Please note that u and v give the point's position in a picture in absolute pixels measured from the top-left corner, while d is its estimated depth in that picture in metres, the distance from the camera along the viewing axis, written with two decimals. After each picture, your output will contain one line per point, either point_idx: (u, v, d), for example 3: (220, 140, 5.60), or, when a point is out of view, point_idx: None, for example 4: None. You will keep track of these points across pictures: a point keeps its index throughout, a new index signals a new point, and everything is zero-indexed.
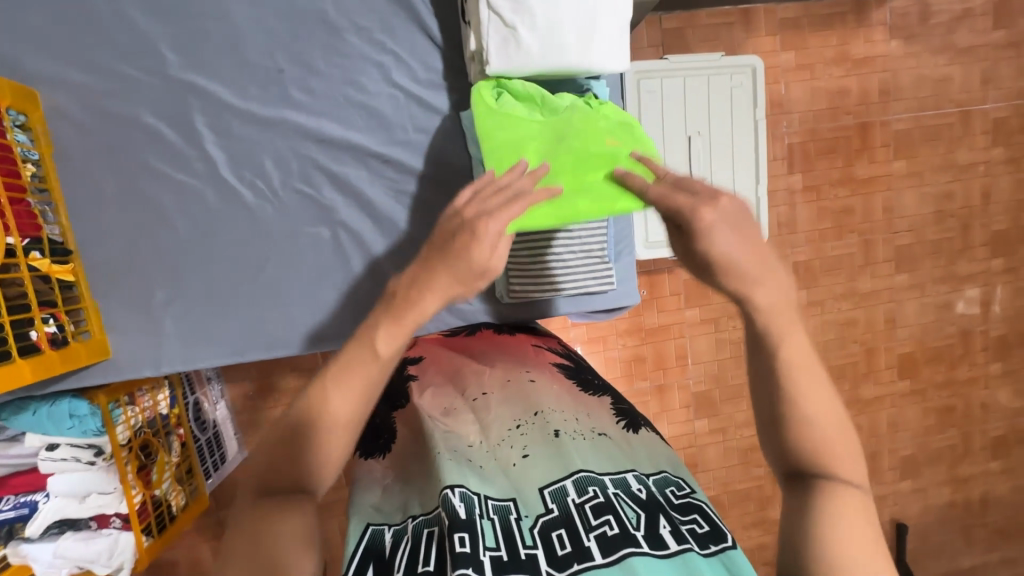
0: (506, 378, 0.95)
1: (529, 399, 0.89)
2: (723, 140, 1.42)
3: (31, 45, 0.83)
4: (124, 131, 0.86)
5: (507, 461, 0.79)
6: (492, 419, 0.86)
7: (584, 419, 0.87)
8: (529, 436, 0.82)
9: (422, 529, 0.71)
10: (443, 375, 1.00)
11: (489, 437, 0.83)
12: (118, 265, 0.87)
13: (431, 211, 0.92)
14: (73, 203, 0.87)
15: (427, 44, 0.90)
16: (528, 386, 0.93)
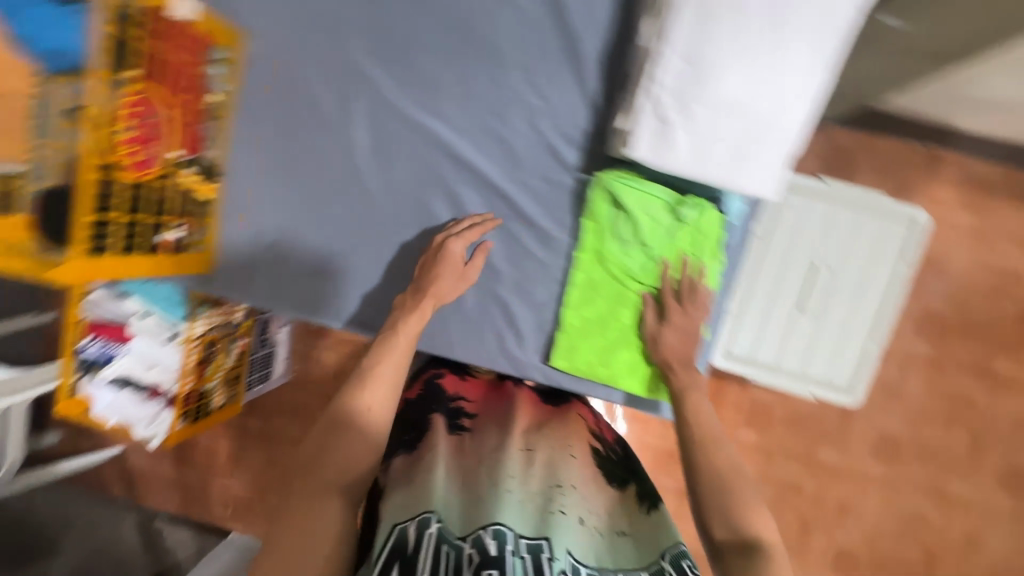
0: (556, 448, 0.89)
1: (568, 471, 0.84)
2: (852, 282, 1.29)
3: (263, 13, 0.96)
4: (301, 98, 0.98)
5: (544, 508, 0.77)
6: (539, 472, 0.83)
7: (608, 514, 0.82)
8: (566, 498, 0.79)
9: (440, 544, 0.67)
10: (499, 428, 0.92)
11: (529, 488, 0.80)
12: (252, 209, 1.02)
13: (527, 250, 0.94)
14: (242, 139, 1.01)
15: (581, 100, 0.89)
16: (567, 459, 0.87)
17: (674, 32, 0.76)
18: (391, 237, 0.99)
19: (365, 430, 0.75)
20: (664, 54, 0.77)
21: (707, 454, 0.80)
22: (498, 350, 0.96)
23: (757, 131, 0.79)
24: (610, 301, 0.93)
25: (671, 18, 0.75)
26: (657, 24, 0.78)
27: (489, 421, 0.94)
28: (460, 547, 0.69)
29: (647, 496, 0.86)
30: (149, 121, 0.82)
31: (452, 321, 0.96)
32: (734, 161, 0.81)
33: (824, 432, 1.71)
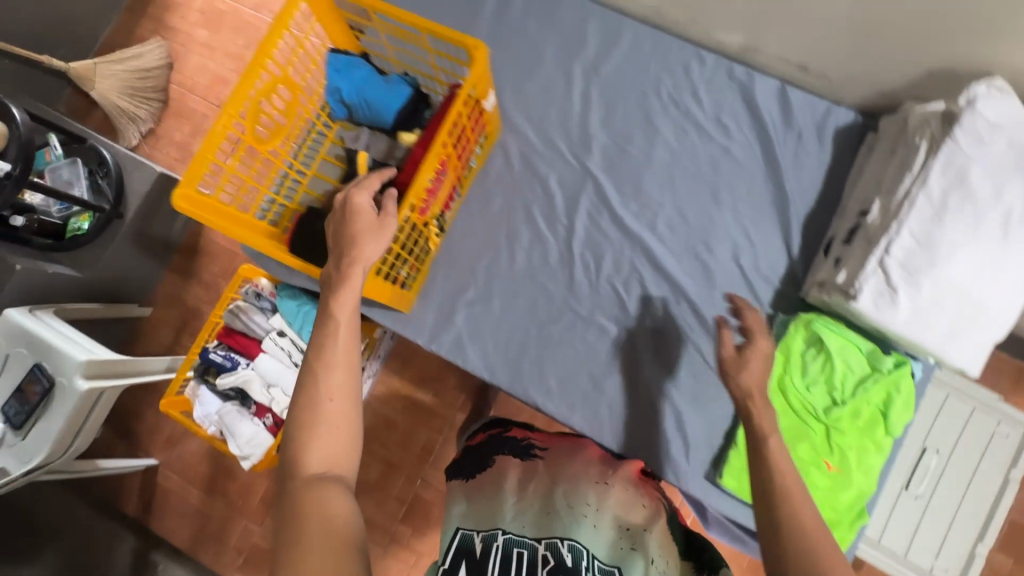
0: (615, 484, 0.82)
1: (639, 514, 0.78)
2: (961, 473, 1.31)
3: (521, 105, 1.06)
4: (532, 180, 1.04)
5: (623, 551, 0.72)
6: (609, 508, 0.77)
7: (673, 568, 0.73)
8: (644, 543, 0.74)
9: (512, 547, 0.71)
10: (569, 466, 0.83)
11: (603, 517, 0.76)
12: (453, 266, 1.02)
13: (708, 368, 0.96)
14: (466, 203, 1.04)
15: (780, 251, 0.98)
16: (635, 504, 0.79)
17: (914, 214, 0.79)
18: (576, 322, 0.99)
19: (331, 426, 0.64)
20: (901, 228, 0.80)
21: (774, 508, 0.61)
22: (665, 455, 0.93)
23: (988, 312, 0.78)
24: (791, 432, 0.90)
25: (913, 201, 0.80)
26: (890, 204, 0.83)
27: (561, 458, 0.85)
28: (535, 548, 0.71)
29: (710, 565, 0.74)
30: (437, 181, 0.90)
31: (618, 416, 0.95)
32: (956, 332, 0.78)
33: None
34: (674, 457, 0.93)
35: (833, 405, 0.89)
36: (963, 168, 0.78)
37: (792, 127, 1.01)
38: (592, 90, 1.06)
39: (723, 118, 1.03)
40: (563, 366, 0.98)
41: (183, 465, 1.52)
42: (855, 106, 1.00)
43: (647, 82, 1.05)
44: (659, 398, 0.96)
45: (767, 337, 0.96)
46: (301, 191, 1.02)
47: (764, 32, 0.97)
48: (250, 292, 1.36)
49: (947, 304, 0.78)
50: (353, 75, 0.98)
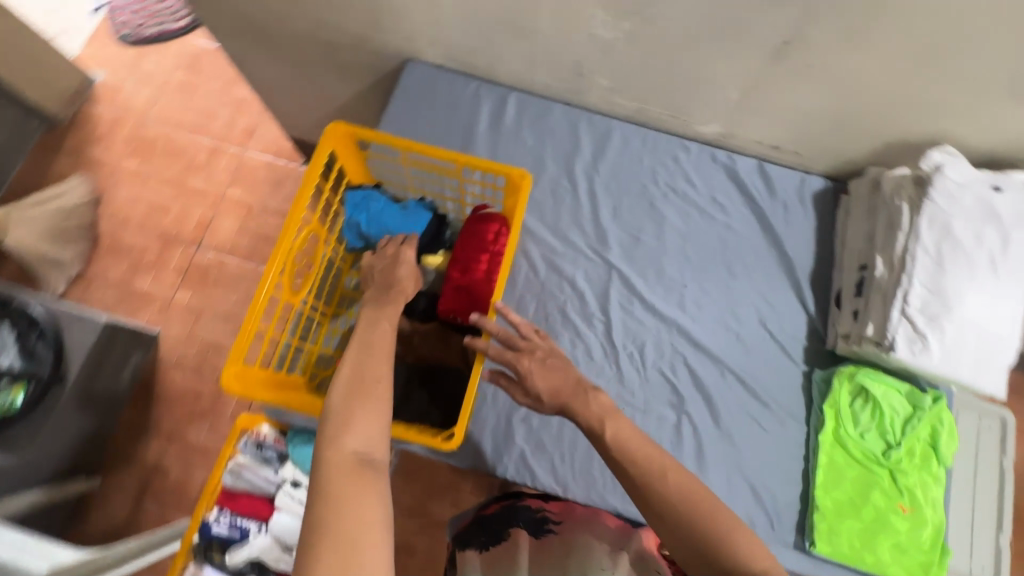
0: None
1: None
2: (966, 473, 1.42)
3: (532, 212, 1.10)
4: (559, 281, 1.06)
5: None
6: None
7: None
8: None
9: None
10: (581, 534, 0.88)
11: None
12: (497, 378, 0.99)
13: (765, 432, 0.99)
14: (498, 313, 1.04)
15: (799, 310, 1.06)
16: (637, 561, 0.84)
17: (919, 267, 0.90)
18: (636, 414, 0.99)
19: (371, 409, 0.61)
20: (912, 280, 0.90)
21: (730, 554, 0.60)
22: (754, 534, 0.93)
23: (998, 342, 0.89)
24: (860, 483, 0.94)
25: (915, 255, 0.91)
26: (893, 259, 0.94)
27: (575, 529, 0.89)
28: None
29: None
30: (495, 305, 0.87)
31: None
32: (982, 363, 0.88)
33: None
34: (761, 533, 0.94)
35: (889, 448, 0.95)
36: (947, 222, 0.91)
37: (777, 198, 1.13)
38: (596, 188, 1.12)
39: (717, 198, 1.13)
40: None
41: None
42: (824, 174, 1.15)
43: (643, 174, 1.13)
44: (731, 474, 0.96)
45: (811, 392, 1.01)
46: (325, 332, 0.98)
47: (742, 122, 1.08)
48: (249, 443, 1.20)
49: (967, 339, 0.88)
50: (373, 209, 0.95)
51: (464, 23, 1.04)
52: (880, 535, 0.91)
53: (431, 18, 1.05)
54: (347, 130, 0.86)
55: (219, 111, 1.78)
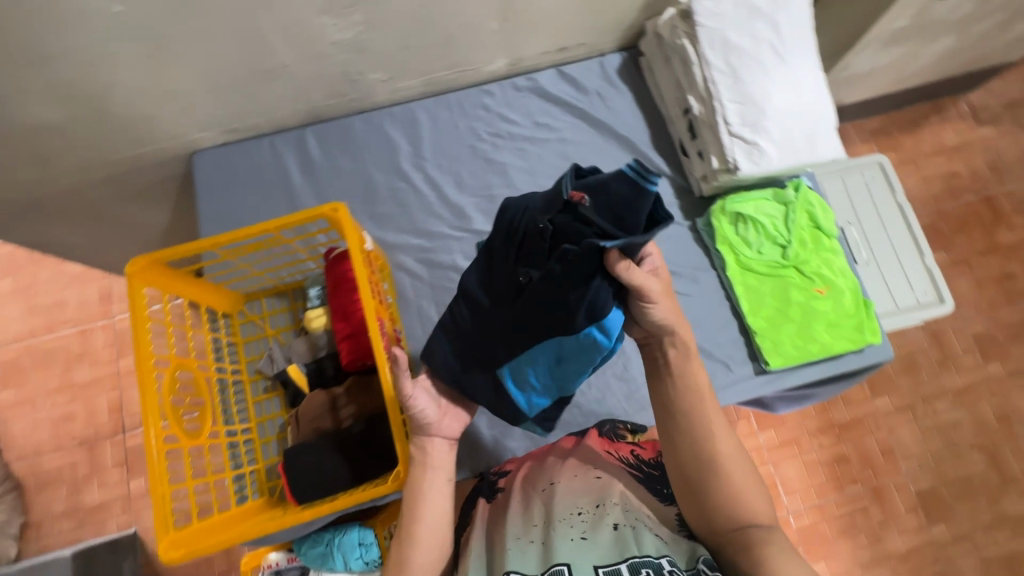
0: (576, 473, 0.84)
1: (603, 488, 0.80)
2: (875, 222, 1.55)
3: (388, 226, 1.09)
4: (445, 272, 1.07)
5: (565, 538, 0.73)
6: (554, 503, 0.79)
7: (647, 515, 0.77)
8: (592, 521, 0.75)
9: None
10: (533, 476, 0.87)
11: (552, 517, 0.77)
12: None
13: (684, 295, 1.04)
14: (409, 332, 1.04)
15: (657, 176, 1.10)
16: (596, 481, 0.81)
17: (721, 88, 0.95)
18: None
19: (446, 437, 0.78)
20: (723, 102, 0.94)
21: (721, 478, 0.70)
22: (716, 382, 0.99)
23: (814, 116, 0.95)
24: (774, 291, 1.01)
25: (714, 80, 0.95)
26: (701, 92, 0.98)
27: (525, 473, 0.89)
28: None
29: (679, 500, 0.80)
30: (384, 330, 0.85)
31: None
32: (812, 141, 0.94)
33: (936, 362, 1.79)
34: (723, 380, 0.99)
35: (785, 249, 1.01)
36: (724, 37, 0.95)
37: (590, 91, 1.15)
38: (432, 174, 1.11)
39: (540, 120, 1.14)
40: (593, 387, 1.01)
41: None
42: (617, 48, 1.17)
43: (466, 137, 1.13)
44: None
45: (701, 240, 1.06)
46: (259, 447, 0.95)
47: (521, 43, 1.09)
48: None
49: (790, 127, 0.94)
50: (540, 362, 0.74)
51: (219, 93, 1.00)
52: (811, 323, 0.98)
53: (185, 104, 0.99)
54: (149, 261, 0.79)
55: (65, 296, 1.65)
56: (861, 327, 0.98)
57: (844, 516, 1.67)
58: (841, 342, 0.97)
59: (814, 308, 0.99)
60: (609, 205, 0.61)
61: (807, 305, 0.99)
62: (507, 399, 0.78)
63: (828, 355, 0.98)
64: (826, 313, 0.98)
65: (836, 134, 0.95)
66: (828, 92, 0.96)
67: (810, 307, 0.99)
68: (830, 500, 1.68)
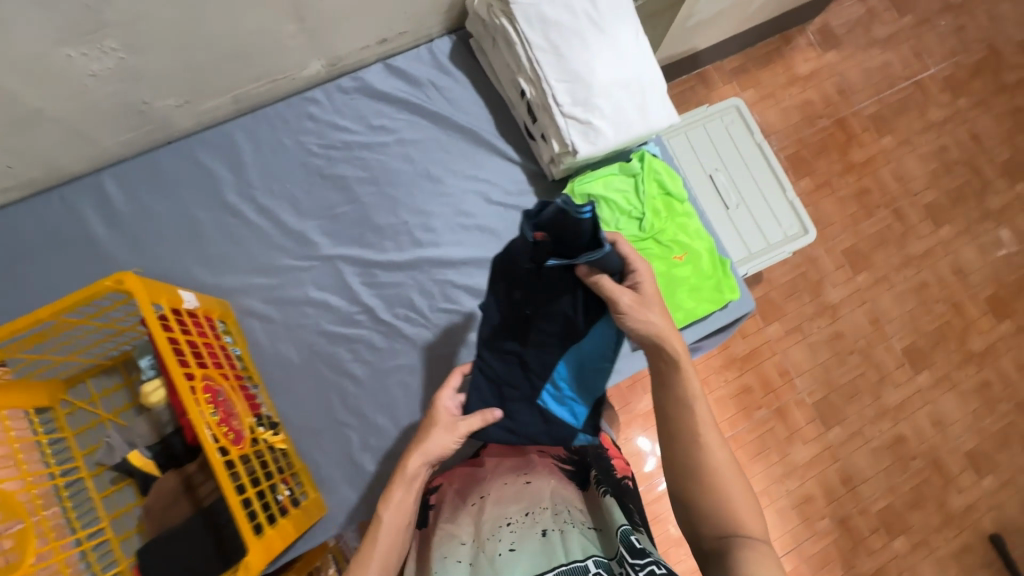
0: (507, 483, 0.87)
1: (538, 492, 0.82)
2: (739, 164, 1.60)
3: (224, 270, 0.97)
4: (300, 308, 0.97)
5: (493, 552, 0.74)
6: (486, 520, 0.81)
7: (578, 511, 0.78)
8: (523, 527, 0.76)
9: None
10: (471, 492, 0.90)
11: (486, 534, 0.78)
12: (317, 437, 0.93)
13: None
14: (271, 382, 0.95)
15: (509, 165, 1.05)
16: (528, 485, 0.85)
17: (546, 68, 0.90)
18: (449, 361, 0.98)
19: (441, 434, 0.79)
20: (550, 82, 0.89)
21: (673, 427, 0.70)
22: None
23: (643, 84, 0.92)
24: None
25: (537, 59, 0.90)
26: (529, 73, 0.92)
27: (468, 487, 0.91)
28: None
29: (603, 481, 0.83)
30: (220, 399, 0.76)
31: None
32: (644, 110, 0.92)
33: (815, 282, 1.92)
34: None
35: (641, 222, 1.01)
36: (539, 12, 0.89)
37: (423, 83, 1.07)
38: (265, 202, 1.00)
39: (376, 123, 1.05)
40: None
41: None
42: (444, 31, 1.09)
43: (298, 155, 1.02)
44: None
45: None
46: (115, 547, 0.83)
47: (331, 43, 0.98)
48: None
49: (620, 100, 0.91)
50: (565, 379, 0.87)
51: None
52: (674, 291, 0.99)
53: None
54: None
55: None
56: (718, 287, 1.01)
57: (755, 440, 1.80)
58: (702, 305, 1.00)
59: (673, 276, 1.00)
60: (562, 232, 0.69)
61: (667, 274, 0.99)
62: (550, 414, 0.88)
63: (694, 319, 1.00)
64: (685, 279, 1.00)
65: (667, 99, 0.94)
66: (653, 57, 0.94)
67: (670, 275, 1.00)
68: (741, 428, 1.80)
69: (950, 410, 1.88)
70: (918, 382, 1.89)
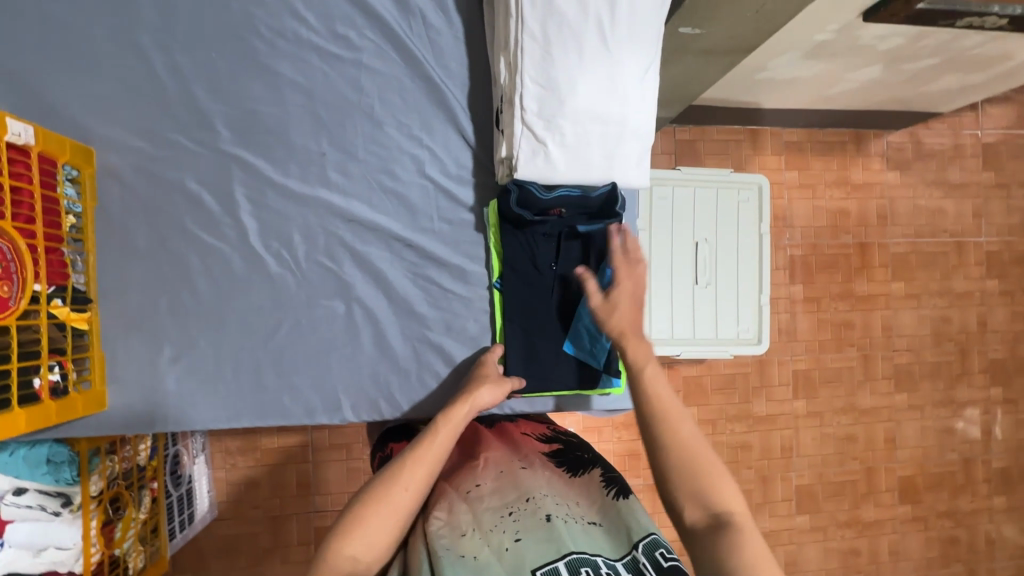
0: (501, 469, 0.76)
1: (531, 481, 0.72)
2: (729, 245, 1.46)
3: (100, 113, 0.84)
4: (167, 192, 0.86)
5: (499, 544, 0.63)
6: (483, 508, 0.69)
7: (579, 505, 0.70)
8: (523, 517, 0.66)
9: None
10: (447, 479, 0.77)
11: (480, 526, 0.66)
12: (130, 333, 0.85)
13: (446, 289, 0.92)
14: (101, 254, 0.85)
15: (460, 144, 0.92)
16: (521, 472, 0.75)
17: (527, 59, 0.75)
18: (298, 317, 0.88)
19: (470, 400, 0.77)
20: (524, 79, 0.76)
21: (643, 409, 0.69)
22: (447, 386, 0.91)
23: (623, 130, 0.79)
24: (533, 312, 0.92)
25: (522, 45, 0.75)
26: (509, 56, 0.78)
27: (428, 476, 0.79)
28: None
29: (611, 481, 0.72)
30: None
31: (391, 374, 0.90)
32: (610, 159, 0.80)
33: (751, 387, 1.78)
34: (455, 388, 0.92)
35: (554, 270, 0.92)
36: None
37: (411, 10, 0.90)
38: (177, 59, 0.86)
39: (339, 30, 0.89)
40: (311, 365, 0.89)
41: None
42: None
43: (237, 23, 0.87)
44: (417, 343, 0.91)
45: (484, 236, 0.93)
46: None
47: None
48: None
49: (590, 135, 0.79)
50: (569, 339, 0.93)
51: None
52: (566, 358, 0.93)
53: None
54: None
55: None
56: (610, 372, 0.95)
57: None
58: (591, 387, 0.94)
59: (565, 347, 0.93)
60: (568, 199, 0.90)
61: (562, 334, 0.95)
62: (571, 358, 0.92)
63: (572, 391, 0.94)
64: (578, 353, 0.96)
65: (644, 157, 0.82)
66: (652, 107, 0.80)
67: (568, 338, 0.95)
68: None
69: (808, 559, 1.80)
70: (794, 522, 1.80)
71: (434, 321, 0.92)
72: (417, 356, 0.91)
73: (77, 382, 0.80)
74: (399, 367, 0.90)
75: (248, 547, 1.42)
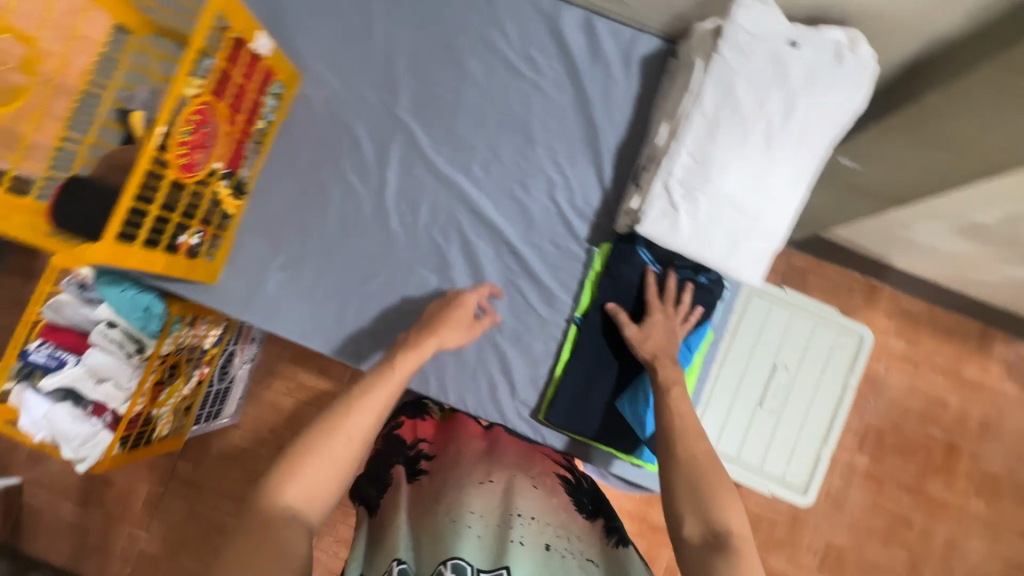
0: (515, 473, 0.81)
1: (542, 501, 0.76)
2: (808, 382, 1.40)
3: (320, 53, 0.99)
4: (340, 132, 0.99)
5: (503, 537, 0.70)
6: (496, 501, 0.75)
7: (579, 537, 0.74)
8: (527, 528, 0.71)
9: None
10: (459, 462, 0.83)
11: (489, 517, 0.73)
12: (260, 232, 0.97)
13: (530, 305, 0.96)
14: (269, 160, 0.98)
15: (595, 184, 0.98)
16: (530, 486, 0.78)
17: (690, 133, 0.80)
18: (394, 276, 0.96)
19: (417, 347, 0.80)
20: (680, 148, 0.81)
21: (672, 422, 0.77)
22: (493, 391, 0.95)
23: (752, 226, 0.82)
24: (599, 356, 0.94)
25: (689, 119, 0.80)
26: (673, 125, 0.84)
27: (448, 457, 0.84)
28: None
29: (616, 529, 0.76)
30: (207, 131, 0.80)
31: (450, 359, 0.95)
32: (729, 248, 0.82)
33: (774, 538, 1.64)
34: (500, 396, 0.94)
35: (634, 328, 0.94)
36: (731, 83, 0.79)
37: (599, 57, 0.99)
38: (394, 32, 0.99)
39: (532, 54, 0.99)
40: (387, 321, 0.96)
41: (54, 484, 1.47)
42: (658, 33, 1.00)
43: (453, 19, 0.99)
44: (484, 343, 0.95)
45: (583, 272, 0.97)
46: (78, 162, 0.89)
47: None
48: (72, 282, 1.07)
49: (720, 219, 0.81)
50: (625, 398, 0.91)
51: None
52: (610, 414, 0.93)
53: None
54: None
55: None
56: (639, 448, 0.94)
57: None
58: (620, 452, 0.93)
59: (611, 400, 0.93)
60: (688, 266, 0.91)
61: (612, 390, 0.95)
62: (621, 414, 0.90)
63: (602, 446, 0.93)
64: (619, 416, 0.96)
65: (762, 258, 0.83)
66: (789, 216, 0.82)
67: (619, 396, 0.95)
68: None
69: None
70: None
71: (507, 328, 0.96)
72: (480, 352, 0.95)
73: (207, 254, 0.92)
74: (461, 356, 0.95)
75: (250, 462, 1.49)
